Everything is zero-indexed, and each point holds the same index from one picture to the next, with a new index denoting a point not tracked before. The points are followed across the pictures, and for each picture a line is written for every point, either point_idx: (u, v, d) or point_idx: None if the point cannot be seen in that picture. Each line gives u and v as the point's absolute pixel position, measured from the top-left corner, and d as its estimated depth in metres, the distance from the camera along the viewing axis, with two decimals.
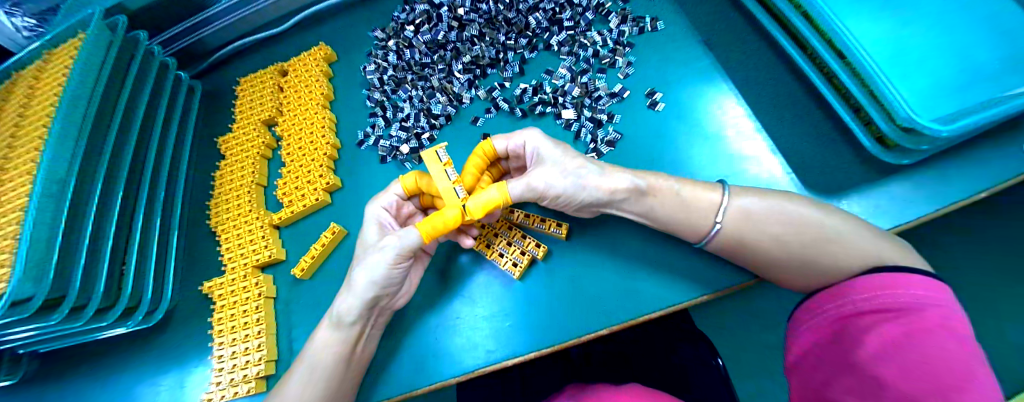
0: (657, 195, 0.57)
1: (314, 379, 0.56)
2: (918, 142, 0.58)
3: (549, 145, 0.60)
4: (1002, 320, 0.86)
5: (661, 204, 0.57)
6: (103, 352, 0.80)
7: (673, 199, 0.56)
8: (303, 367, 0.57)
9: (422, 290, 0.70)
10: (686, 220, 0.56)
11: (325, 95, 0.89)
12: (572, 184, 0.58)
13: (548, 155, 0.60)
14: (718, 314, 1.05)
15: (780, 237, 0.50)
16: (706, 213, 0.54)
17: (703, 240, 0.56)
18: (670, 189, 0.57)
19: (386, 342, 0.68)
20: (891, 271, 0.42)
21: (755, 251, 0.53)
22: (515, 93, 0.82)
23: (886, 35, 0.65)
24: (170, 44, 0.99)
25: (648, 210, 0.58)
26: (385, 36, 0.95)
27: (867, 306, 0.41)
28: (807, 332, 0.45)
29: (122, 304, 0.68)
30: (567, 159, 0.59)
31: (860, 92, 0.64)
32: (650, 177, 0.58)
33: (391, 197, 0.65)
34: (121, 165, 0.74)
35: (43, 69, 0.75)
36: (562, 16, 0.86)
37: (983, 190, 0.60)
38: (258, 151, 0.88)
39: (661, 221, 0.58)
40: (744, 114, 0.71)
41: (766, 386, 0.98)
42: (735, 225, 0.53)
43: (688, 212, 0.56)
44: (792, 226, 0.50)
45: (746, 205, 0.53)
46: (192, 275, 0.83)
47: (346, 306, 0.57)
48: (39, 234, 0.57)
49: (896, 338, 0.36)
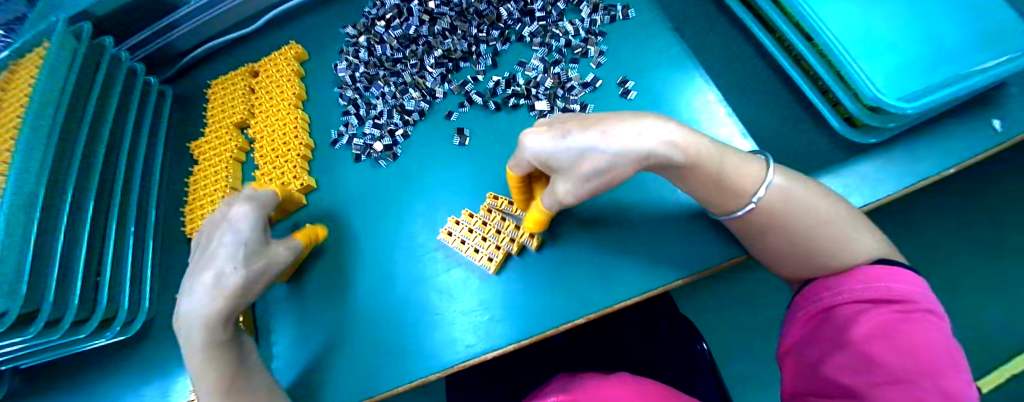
0: (699, 170, 0.45)
1: (206, 356, 0.54)
2: (885, 120, 0.59)
3: (551, 153, 0.45)
4: (953, 291, 0.93)
5: (700, 174, 0.46)
6: (85, 365, 0.79)
7: (716, 171, 0.45)
8: (195, 347, 0.54)
9: (376, 276, 0.71)
10: (722, 194, 0.48)
11: (296, 95, 0.88)
12: (599, 184, 0.47)
13: (558, 165, 0.46)
14: (700, 299, 1.06)
15: (805, 229, 0.45)
16: (743, 192, 0.46)
17: (731, 214, 0.50)
18: (714, 158, 0.45)
19: (352, 328, 0.68)
20: (888, 265, 0.41)
21: (770, 237, 0.48)
22: (488, 86, 0.82)
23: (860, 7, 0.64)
24: (138, 49, 0.96)
25: (684, 179, 0.48)
26: (356, 32, 0.94)
27: (862, 294, 0.40)
28: (800, 318, 0.45)
29: (100, 314, 0.67)
30: (580, 165, 0.45)
31: (827, 73, 0.65)
32: (679, 139, 0.44)
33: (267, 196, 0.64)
34: (92, 173, 0.72)
35: (9, 81, 0.72)
36: (533, 7, 0.86)
37: (953, 167, 0.60)
38: (231, 154, 0.87)
39: (701, 195, 0.50)
40: (715, 99, 0.71)
41: (750, 366, 1.00)
42: (764, 211, 0.46)
43: (726, 186, 0.46)
44: (818, 219, 0.45)
45: (788, 187, 0.46)
46: (171, 282, 0.82)
47: (213, 283, 0.54)
48: (11, 247, 0.56)
49: (888, 326, 0.36)
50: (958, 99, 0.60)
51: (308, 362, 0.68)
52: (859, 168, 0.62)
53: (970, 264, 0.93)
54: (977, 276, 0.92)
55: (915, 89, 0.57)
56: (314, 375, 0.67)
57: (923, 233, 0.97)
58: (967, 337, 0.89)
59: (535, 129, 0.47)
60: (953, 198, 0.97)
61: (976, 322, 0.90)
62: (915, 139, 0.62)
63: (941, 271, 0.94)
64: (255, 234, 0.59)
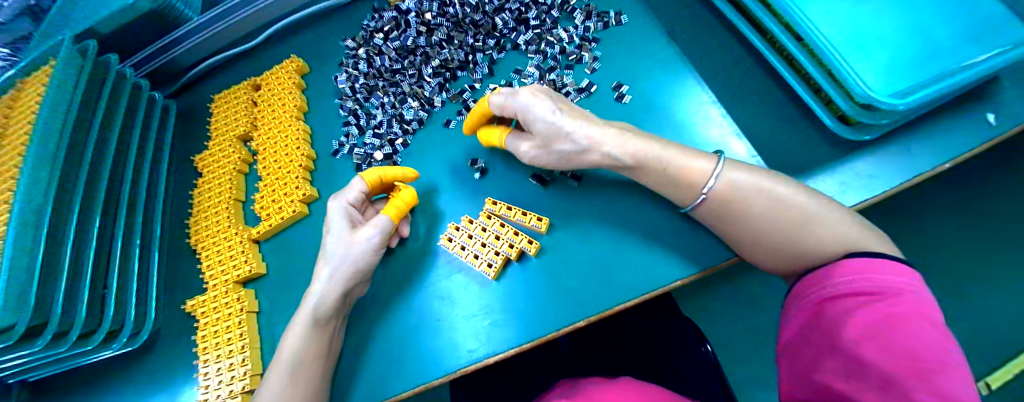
0: (645, 171, 0.59)
1: (298, 348, 0.60)
2: (879, 117, 0.59)
3: (538, 117, 0.61)
4: (954, 286, 0.93)
5: (643, 174, 0.59)
6: (92, 377, 0.79)
7: (659, 175, 0.57)
8: (281, 366, 0.59)
9: (388, 274, 0.72)
10: (675, 184, 0.57)
11: (297, 107, 0.90)
12: (553, 159, 0.63)
13: (537, 128, 0.62)
14: (701, 300, 1.07)
15: (762, 215, 0.50)
16: (695, 185, 0.55)
17: (690, 204, 0.57)
18: (659, 163, 0.57)
19: (362, 334, 0.69)
20: (869, 256, 0.42)
21: (735, 226, 0.53)
22: (486, 94, 0.84)
23: (852, 8, 0.64)
24: (143, 65, 0.98)
25: (628, 175, 0.62)
26: (355, 45, 0.96)
27: (845, 289, 0.41)
28: (792, 316, 0.45)
29: (107, 326, 0.68)
30: (549, 137, 0.62)
31: (819, 73, 0.65)
32: (632, 146, 0.58)
33: (354, 194, 0.67)
34: (98, 187, 0.73)
35: (17, 98, 0.73)
36: (528, 16, 0.88)
37: (946, 162, 0.60)
38: (234, 166, 0.88)
39: (644, 183, 0.61)
40: (709, 101, 0.72)
41: (751, 366, 1.00)
42: (717, 200, 0.54)
43: (675, 179, 0.56)
44: (774, 203, 0.50)
45: (737, 178, 0.53)
46: (176, 294, 0.83)
47: (321, 294, 0.62)
48: (18, 261, 0.57)
49: (875, 324, 0.36)
50: (950, 95, 0.60)
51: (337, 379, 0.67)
52: (852, 165, 0.63)
53: (969, 258, 0.94)
54: (979, 272, 0.92)
55: (905, 86, 0.58)
56: (341, 389, 0.66)
57: (921, 230, 0.97)
58: (970, 332, 0.89)
59: (539, 95, 0.62)
60: (951, 195, 0.97)
61: (979, 317, 0.90)
62: (905, 136, 0.62)
63: (941, 267, 0.94)
64: (342, 225, 0.65)
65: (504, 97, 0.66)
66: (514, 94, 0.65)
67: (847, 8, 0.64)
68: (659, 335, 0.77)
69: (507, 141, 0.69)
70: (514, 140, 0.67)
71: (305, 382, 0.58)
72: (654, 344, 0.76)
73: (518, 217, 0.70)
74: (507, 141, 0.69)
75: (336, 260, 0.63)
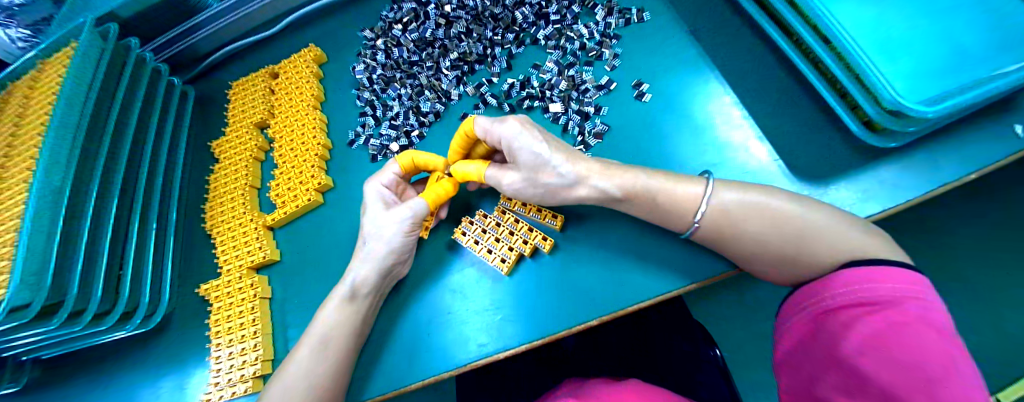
0: (632, 202, 0.58)
1: (330, 326, 0.61)
2: (906, 124, 0.57)
3: (522, 149, 0.59)
4: (975, 300, 0.90)
5: (634, 205, 0.58)
6: (106, 355, 0.81)
7: (648, 205, 0.56)
8: (311, 342, 0.60)
9: (417, 264, 0.72)
10: (667, 214, 0.56)
11: (315, 96, 0.90)
12: (539, 192, 0.62)
13: (521, 159, 0.60)
14: (711, 305, 1.06)
15: (757, 235, 0.49)
16: (688, 209, 0.53)
17: (688, 229, 0.55)
18: (647, 194, 0.56)
19: (387, 321, 0.69)
20: (870, 264, 0.41)
21: (732, 245, 0.52)
22: (503, 89, 0.83)
23: (876, 13, 0.60)
24: (163, 49, 0.99)
25: (615, 206, 0.61)
26: (373, 35, 0.96)
27: (844, 300, 0.39)
28: (790, 325, 0.44)
29: (121, 307, 0.69)
30: (536, 169, 0.59)
31: (845, 76, 0.62)
32: (621, 179, 0.57)
33: (389, 176, 0.69)
34: (116, 170, 0.74)
35: (38, 79, 0.74)
36: (548, 11, 0.87)
37: (974, 173, 0.58)
38: (251, 153, 0.89)
39: (631, 212, 0.60)
40: (731, 102, 0.71)
41: (762, 376, 0.99)
42: (715, 222, 0.52)
43: (665, 209, 0.55)
44: (773, 222, 0.48)
45: (726, 200, 0.51)
46: (190, 277, 0.84)
47: (367, 271, 0.63)
48: (37, 240, 0.58)
49: (875, 338, 0.35)
50: (981, 102, 0.57)
51: (359, 365, 0.68)
52: (875, 174, 0.61)
53: (989, 271, 0.91)
54: (1000, 286, 0.90)
55: (933, 93, 0.55)
56: (360, 377, 0.67)
57: (940, 242, 0.95)
58: (990, 347, 0.86)
59: (523, 126, 0.60)
60: (973, 205, 0.95)
61: (999, 332, 0.87)
62: (934, 145, 0.61)
63: (960, 279, 0.92)
64: (381, 204, 0.67)
65: (485, 123, 0.64)
66: (495, 122, 0.63)
67: (877, 7, 0.61)
68: (669, 339, 0.76)
69: (487, 173, 0.64)
70: (495, 172, 0.63)
71: (338, 360, 0.59)
72: (665, 347, 0.75)
73: (534, 214, 0.69)
74: (487, 173, 0.64)
75: (373, 240, 0.64)
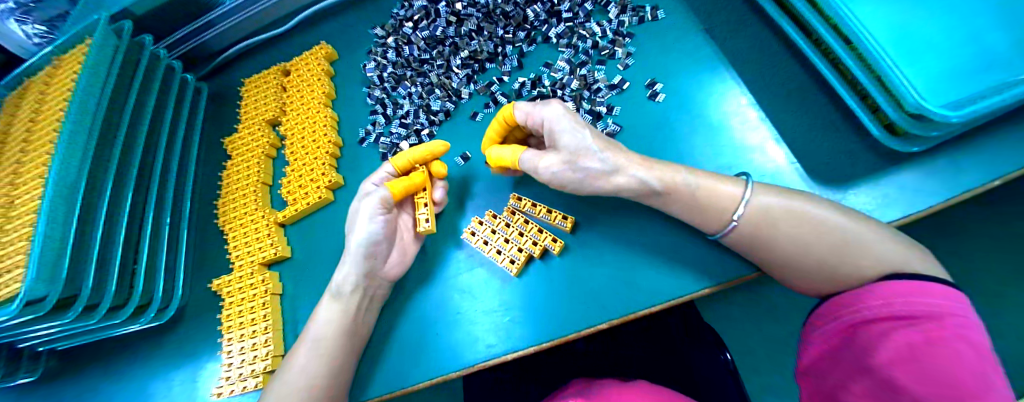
0: (673, 196, 0.56)
1: (320, 327, 0.61)
2: (930, 128, 0.55)
3: (564, 132, 0.59)
4: (994, 309, 0.88)
5: (673, 202, 0.56)
6: (118, 347, 0.82)
7: (685, 197, 0.55)
8: (306, 342, 0.61)
9: (414, 266, 0.72)
10: (704, 210, 0.54)
11: (325, 93, 0.90)
12: (576, 178, 0.60)
13: (562, 142, 0.59)
14: (721, 307, 1.05)
15: (791, 238, 0.48)
16: (726, 207, 0.53)
17: (721, 231, 0.55)
18: (685, 188, 0.55)
19: (389, 320, 0.70)
20: (910, 278, 0.39)
21: (762, 248, 0.51)
22: (514, 87, 0.83)
23: (902, 14, 0.58)
24: (176, 46, 0.99)
25: (653, 202, 0.59)
26: (383, 33, 0.96)
27: (881, 313, 0.38)
28: (818, 335, 0.43)
29: (134, 301, 0.69)
30: (576, 153, 0.58)
31: (867, 80, 0.60)
32: (662, 171, 0.56)
33: (381, 175, 0.69)
34: (130, 165, 0.75)
35: (53, 75, 0.75)
36: (560, 8, 0.86)
37: (1003, 178, 0.56)
38: (263, 150, 0.89)
39: (667, 208, 0.58)
40: (747, 102, 0.69)
41: (772, 381, 0.97)
42: (754, 224, 0.51)
43: (703, 204, 0.54)
44: (809, 227, 0.47)
45: (767, 202, 0.51)
46: (202, 272, 0.85)
47: (351, 271, 0.63)
48: (51, 236, 0.58)
49: (913, 356, 0.33)
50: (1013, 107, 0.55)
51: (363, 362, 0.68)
52: (897, 178, 0.60)
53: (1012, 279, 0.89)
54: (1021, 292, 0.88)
55: (959, 97, 0.53)
56: (363, 374, 0.67)
57: (961, 247, 0.93)
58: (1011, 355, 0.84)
59: (566, 111, 0.60)
60: (996, 211, 0.93)
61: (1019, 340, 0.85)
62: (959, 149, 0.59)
63: (981, 287, 0.90)
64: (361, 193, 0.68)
65: (527, 108, 0.65)
66: (540, 106, 0.63)
67: (904, 7, 0.59)
68: (678, 344, 0.75)
69: (523, 157, 0.64)
70: (533, 154, 0.62)
71: (328, 362, 0.59)
72: (674, 352, 0.75)
73: (546, 216, 0.68)
74: (524, 156, 0.64)
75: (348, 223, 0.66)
